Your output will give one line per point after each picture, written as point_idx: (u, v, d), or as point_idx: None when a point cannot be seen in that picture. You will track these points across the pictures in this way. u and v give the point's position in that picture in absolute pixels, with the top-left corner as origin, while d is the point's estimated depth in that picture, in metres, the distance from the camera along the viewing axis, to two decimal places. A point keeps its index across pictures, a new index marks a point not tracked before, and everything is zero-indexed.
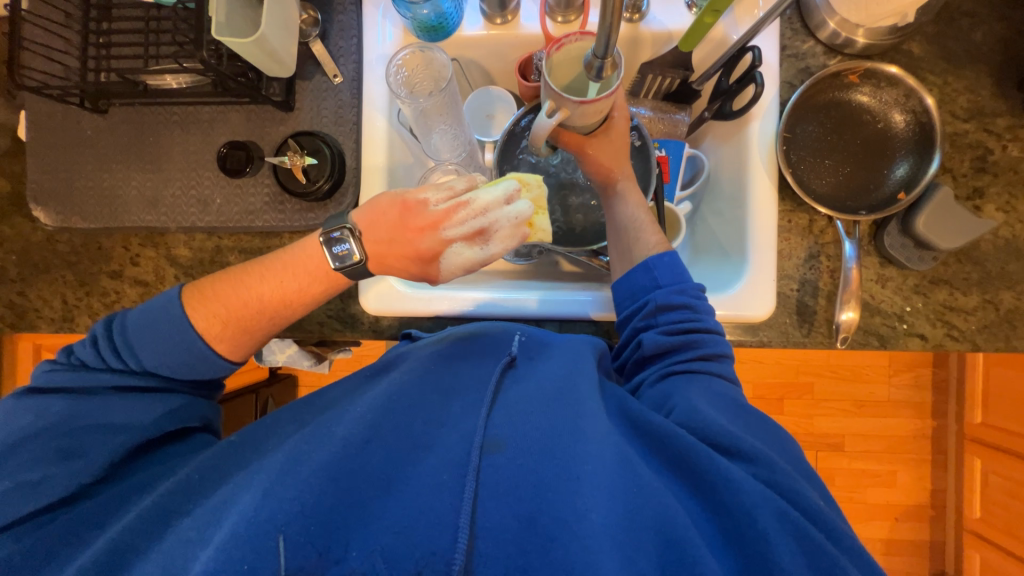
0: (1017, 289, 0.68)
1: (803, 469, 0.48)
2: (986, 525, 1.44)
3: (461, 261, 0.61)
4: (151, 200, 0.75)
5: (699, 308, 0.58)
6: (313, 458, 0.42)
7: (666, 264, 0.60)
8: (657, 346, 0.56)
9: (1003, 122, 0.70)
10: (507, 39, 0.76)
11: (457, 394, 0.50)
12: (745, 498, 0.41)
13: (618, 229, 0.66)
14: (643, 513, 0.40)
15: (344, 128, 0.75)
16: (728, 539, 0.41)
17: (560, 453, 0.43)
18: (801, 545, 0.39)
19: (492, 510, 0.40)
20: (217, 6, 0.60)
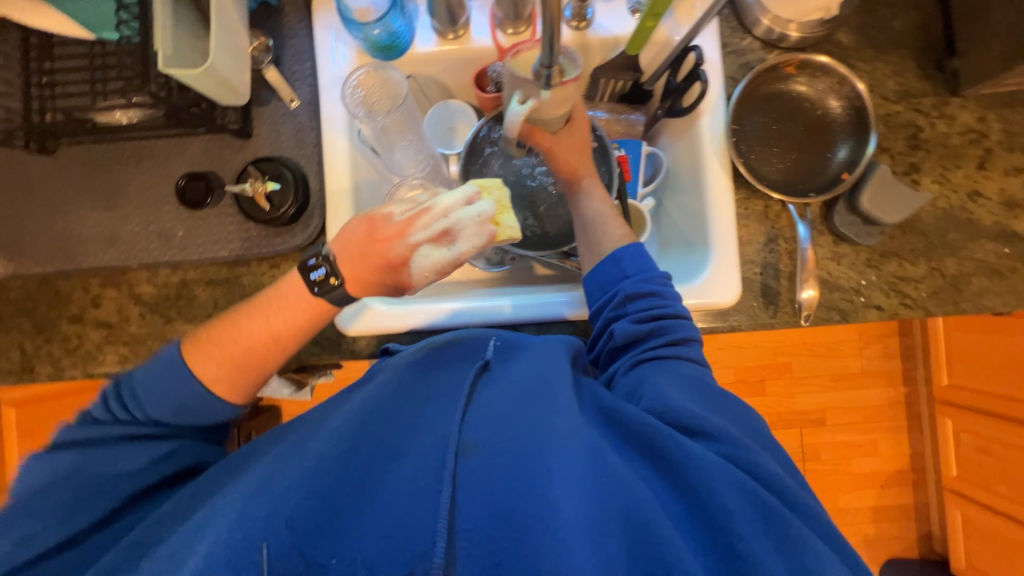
0: (959, 254, 0.72)
1: (764, 442, 0.51)
2: (962, 482, 1.48)
3: (429, 267, 0.60)
4: (110, 238, 0.73)
5: (666, 294, 0.59)
6: (288, 475, 0.43)
7: (632, 255, 0.62)
8: (626, 334, 0.57)
9: (929, 101, 0.75)
10: (460, 54, 0.77)
11: (433, 399, 0.50)
12: (707, 474, 0.43)
13: (582, 224, 0.67)
14: (613, 499, 0.42)
15: (305, 151, 0.75)
16: (693, 515, 0.42)
17: (534, 449, 0.44)
18: (759, 514, 0.41)
19: (469, 510, 0.41)
20: (163, 40, 0.59)
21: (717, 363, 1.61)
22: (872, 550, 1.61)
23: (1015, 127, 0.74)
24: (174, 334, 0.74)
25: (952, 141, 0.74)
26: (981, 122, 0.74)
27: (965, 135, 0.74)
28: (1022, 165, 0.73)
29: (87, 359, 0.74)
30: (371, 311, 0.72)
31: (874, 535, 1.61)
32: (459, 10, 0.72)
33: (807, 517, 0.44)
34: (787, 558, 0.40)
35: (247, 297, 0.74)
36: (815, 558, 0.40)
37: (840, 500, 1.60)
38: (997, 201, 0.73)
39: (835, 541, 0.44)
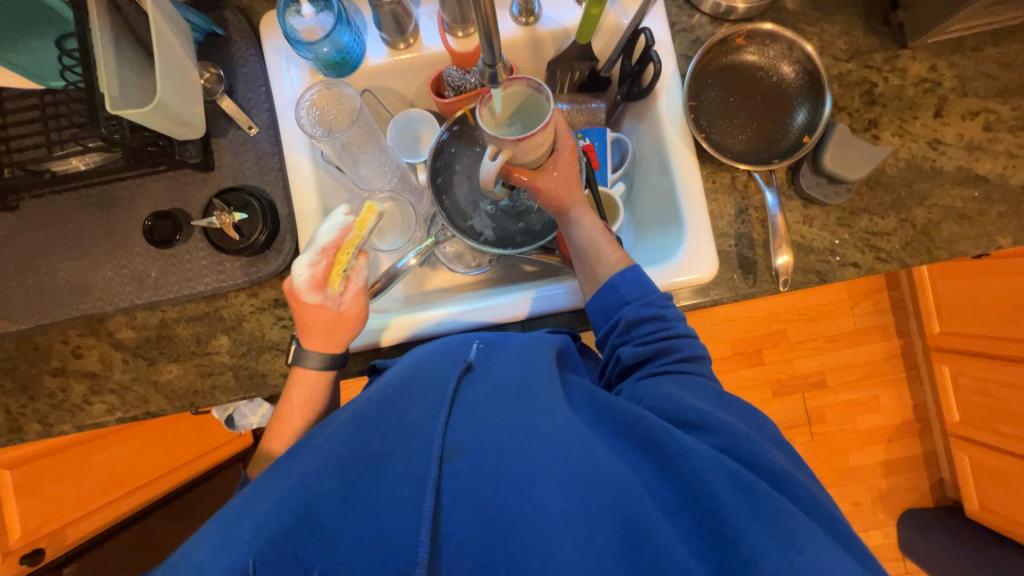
0: (927, 204, 0.73)
1: (763, 431, 0.51)
2: (967, 426, 1.49)
3: (301, 265, 0.61)
4: (82, 287, 0.72)
5: (668, 316, 0.59)
6: (266, 499, 0.42)
7: (630, 279, 0.61)
8: (634, 357, 0.57)
9: (880, 56, 0.76)
10: (414, 62, 0.77)
11: (414, 404, 0.50)
12: (697, 464, 0.42)
13: (579, 252, 0.67)
14: (601, 494, 0.42)
15: (270, 176, 0.74)
16: (682, 503, 0.42)
17: (516, 450, 0.44)
18: (753, 502, 0.40)
19: (454, 513, 0.41)
20: (108, 82, 0.59)
21: (714, 339, 1.62)
22: (887, 504, 1.62)
23: (966, 72, 0.75)
24: (160, 376, 0.74)
25: (907, 93, 0.75)
26: (932, 71, 0.75)
27: (919, 85, 0.75)
28: (977, 109, 0.74)
29: (75, 412, 0.73)
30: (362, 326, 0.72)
31: (887, 489, 1.62)
32: (406, 19, 0.72)
33: (795, 491, 0.43)
34: (779, 543, 0.39)
35: (229, 329, 0.74)
36: (812, 548, 0.39)
37: (850, 458, 1.62)
38: (958, 146, 0.74)
39: (828, 517, 0.44)
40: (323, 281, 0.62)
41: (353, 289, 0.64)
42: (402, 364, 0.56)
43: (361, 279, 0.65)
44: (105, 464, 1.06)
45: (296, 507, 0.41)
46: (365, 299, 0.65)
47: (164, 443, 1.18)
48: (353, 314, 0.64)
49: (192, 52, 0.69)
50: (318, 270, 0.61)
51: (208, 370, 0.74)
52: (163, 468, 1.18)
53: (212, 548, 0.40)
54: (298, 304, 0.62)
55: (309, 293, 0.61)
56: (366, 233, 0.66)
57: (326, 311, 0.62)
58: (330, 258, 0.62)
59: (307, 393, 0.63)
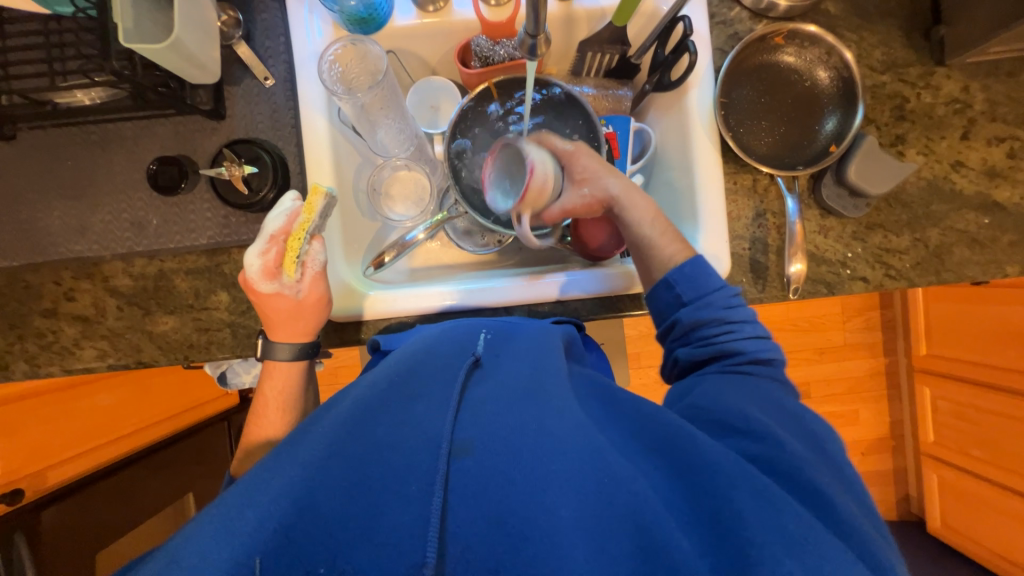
0: (941, 225, 0.73)
1: (812, 446, 0.45)
2: (940, 446, 1.54)
3: (252, 255, 0.60)
4: (78, 228, 0.70)
5: (733, 318, 0.56)
6: (273, 485, 0.38)
7: (687, 275, 0.59)
8: (692, 358, 0.56)
9: (915, 71, 0.75)
10: (441, 27, 0.74)
11: (422, 398, 0.46)
12: (721, 475, 0.39)
13: (634, 246, 0.64)
14: (616, 504, 0.38)
15: (283, 132, 0.72)
16: (701, 518, 0.38)
17: (529, 453, 0.40)
18: (780, 520, 0.37)
19: (461, 513, 0.37)
20: (122, 13, 0.55)
21: None
22: None
23: (998, 96, 0.74)
24: (155, 326, 0.72)
25: (937, 112, 0.75)
26: (965, 92, 0.74)
27: (950, 105, 0.75)
28: (1003, 135, 0.74)
29: (64, 355, 0.72)
30: (358, 299, 0.70)
31: None
32: None
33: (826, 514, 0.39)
34: (807, 568, 0.34)
35: (230, 286, 0.72)
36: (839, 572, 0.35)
37: None
38: (979, 171, 0.74)
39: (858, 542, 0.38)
40: (276, 269, 0.61)
41: (310, 276, 0.63)
42: (406, 348, 0.54)
43: (318, 264, 0.63)
44: (90, 411, 1.05)
45: (295, 491, 0.37)
46: (325, 284, 0.64)
47: (147, 396, 1.18)
48: (313, 300, 0.63)
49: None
50: (269, 259, 0.61)
51: (205, 326, 0.72)
52: (143, 421, 1.17)
53: (209, 534, 0.36)
54: (256, 294, 0.62)
55: (263, 282, 0.61)
56: (318, 216, 0.62)
57: (283, 299, 0.61)
58: (280, 246, 0.61)
59: (279, 385, 0.63)
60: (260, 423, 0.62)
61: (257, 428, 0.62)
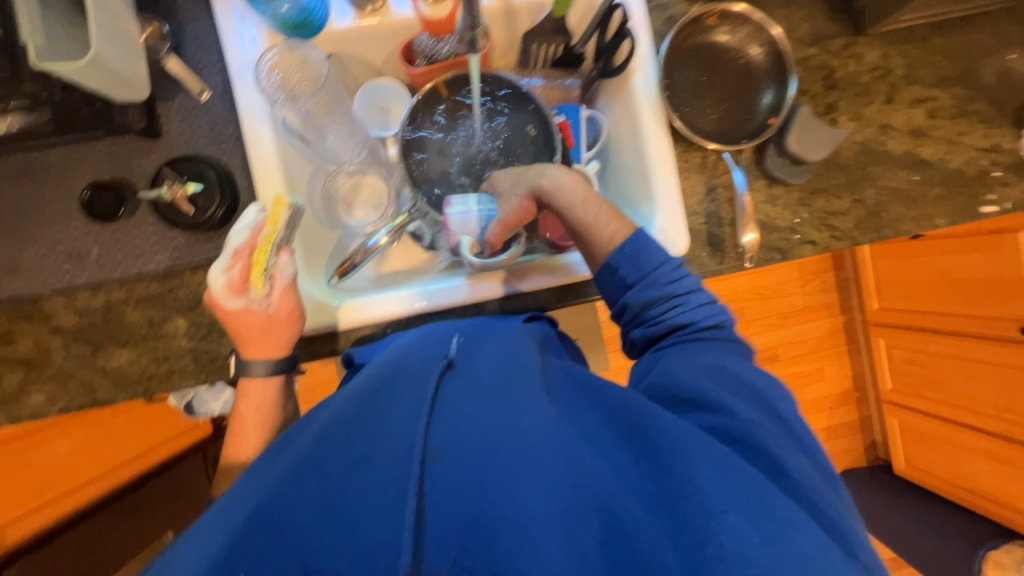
0: (876, 185, 0.78)
1: (767, 409, 0.46)
2: (898, 392, 1.65)
3: (215, 271, 0.58)
4: (11, 265, 0.65)
5: (682, 294, 0.55)
6: (242, 506, 0.38)
7: (628, 257, 0.56)
8: (646, 338, 0.56)
9: (839, 42, 0.79)
10: (381, 27, 0.73)
11: (398, 407, 0.45)
12: (683, 450, 0.40)
13: (574, 235, 0.61)
14: (586, 490, 0.38)
15: (226, 146, 0.69)
16: (664, 497, 0.38)
17: (500, 450, 0.40)
18: (736, 488, 0.38)
19: (436, 519, 0.37)
20: (32, 30, 0.52)
21: None
22: None
23: (914, 61, 0.80)
24: (108, 361, 0.68)
25: (863, 80, 0.79)
26: (885, 58, 0.80)
27: (873, 72, 0.79)
28: (922, 96, 0.80)
29: (9, 402, 0.67)
30: (329, 311, 0.68)
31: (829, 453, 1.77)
32: None
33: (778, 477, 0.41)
34: (762, 534, 0.35)
35: (187, 310, 0.69)
36: (794, 533, 0.36)
37: None
38: (904, 131, 0.79)
39: (805, 497, 0.41)
40: (242, 285, 0.59)
41: (280, 288, 0.61)
42: (381, 359, 0.53)
43: (287, 275, 0.62)
44: (47, 459, 0.98)
45: (268, 511, 0.37)
46: (295, 295, 0.62)
47: (112, 437, 1.11)
48: (284, 313, 0.61)
49: (130, 2, 0.62)
50: (234, 274, 0.58)
51: (164, 355, 0.68)
52: (107, 467, 1.10)
53: (183, 569, 0.35)
54: (223, 312, 0.59)
55: (230, 299, 0.58)
56: (283, 227, 0.60)
57: (253, 315, 0.59)
58: (246, 261, 0.59)
59: (255, 401, 0.62)
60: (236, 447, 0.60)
61: (235, 447, 0.61)
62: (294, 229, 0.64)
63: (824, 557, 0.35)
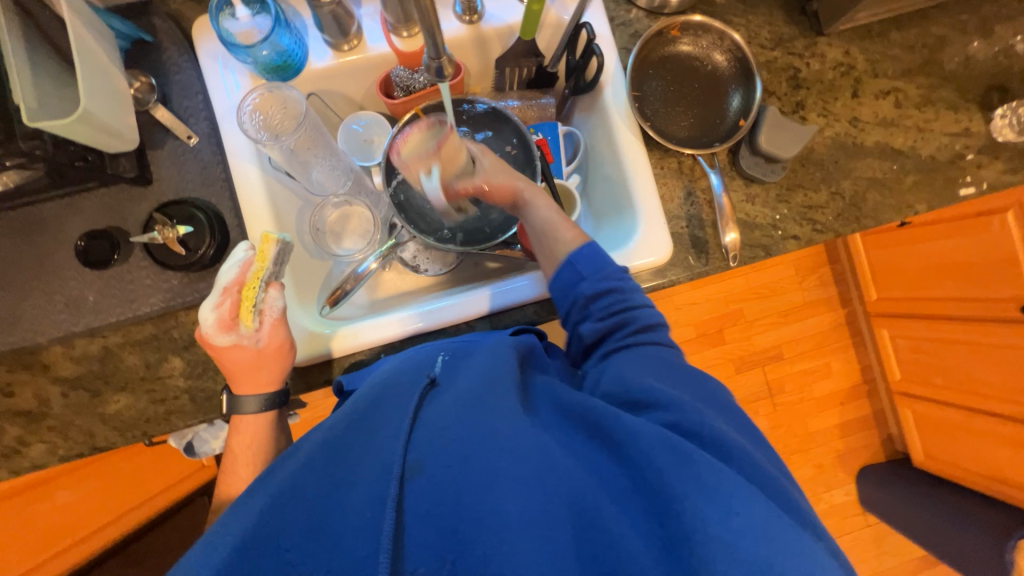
0: (852, 177, 0.80)
1: (713, 402, 0.48)
2: (907, 382, 1.63)
3: (206, 310, 0.59)
4: (9, 318, 0.67)
5: (625, 288, 0.57)
6: (224, 538, 0.37)
7: (586, 256, 0.58)
8: (595, 333, 0.56)
9: (800, 43, 0.82)
10: (358, 64, 0.76)
11: (381, 428, 0.45)
12: (644, 445, 0.40)
13: (536, 236, 0.63)
14: (558, 491, 0.39)
15: (215, 187, 0.71)
16: (634, 486, 0.40)
17: (473, 459, 0.41)
18: (699, 476, 0.38)
19: (416, 532, 0.38)
20: (24, 93, 0.55)
21: (677, 323, 1.68)
22: (846, 463, 1.73)
23: (875, 55, 0.82)
24: (106, 407, 0.68)
25: (827, 77, 0.82)
26: (846, 56, 0.82)
27: (837, 69, 0.82)
28: (888, 88, 0.82)
29: (10, 455, 0.67)
30: (322, 340, 0.69)
31: (845, 449, 1.73)
32: (347, 20, 0.71)
33: (742, 465, 0.41)
34: (725, 519, 0.36)
35: (182, 350, 0.70)
36: (751, 508, 0.36)
37: (811, 424, 1.72)
38: (874, 123, 0.81)
39: (764, 479, 0.41)
40: (232, 321, 0.60)
41: (269, 323, 0.61)
42: (366, 386, 0.53)
43: (276, 309, 0.62)
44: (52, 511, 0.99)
45: (249, 541, 0.37)
46: (285, 328, 0.63)
47: (121, 484, 1.10)
48: (275, 347, 0.62)
49: (117, 59, 0.65)
50: (224, 311, 0.60)
51: (162, 396, 0.69)
52: (113, 513, 1.10)
53: None
54: (213, 349, 0.60)
55: (219, 335, 0.59)
56: (271, 263, 0.62)
57: (243, 350, 0.59)
58: (235, 297, 0.60)
59: (248, 437, 0.61)
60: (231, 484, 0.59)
61: (227, 487, 0.59)
62: (283, 265, 0.66)
63: (780, 532, 0.36)
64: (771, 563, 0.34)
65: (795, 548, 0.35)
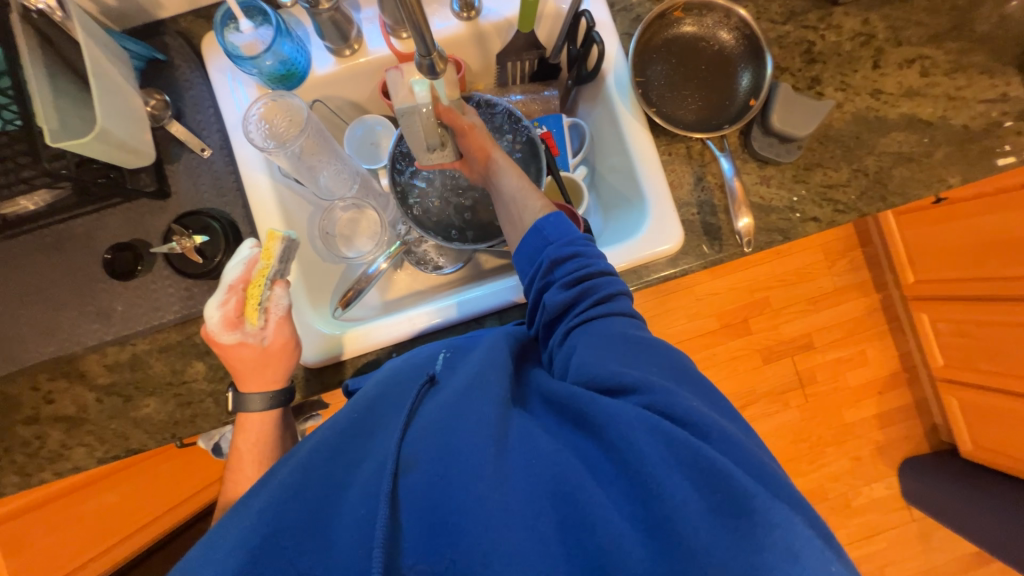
0: (876, 152, 0.75)
1: (682, 377, 0.46)
2: (951, 368, 1.53)
3: (211, 308, 0.61)
4: (48, 330, 0.71)
5: (589, 254, 0.55)
6: (228, 537, 0.38)
7: (553, 223, 0.57)
8: (558, 302, 0.53)
9: (814, 15, 0.78)
10: (360, 68, 0.77)
11: (383, 427, 0.47)
12: (622, 427, 0.40)
13: (504, 203, 0.65)
14: (544, 478, 0.39)
15: (228, 197, 0.74)
16: (617, 470, 0.39)
17: (458, 448, 0.41)
18: (680, 455, 0.38)
19: (407, 524, 0.38)
20: (46, 116, 0.58)
21: (699, 314, 1.63)
22: (886, 455, 1.64)
23: (898, 22, 0.78)
24: (138, 411, 0.72)
25: (845, 49, 0.77)
26: (866, 25, 0.78)
27: (855, 39, 0.78)
28: (913, 56, 0.77)
29: (54, 458, 0.71)
30: (335, 341, 0.71)
31: (885, 441, 1.65)
32: (347, 25, 0.73)
33: (728, 449, 0.40)
34: (710, 497, 0.37)
35: (205, 355, 0.72)
36: (734, 482, 0.36)
37: (845, 415, 1.65)
38: (898, 94, 0.76)
39: (754, 461, 0.40)
40: (238, 318, 0.62)
41: (274, 321, 0.63)
42: (372, 383, 0.54)
43: (281, 308, 0.64)
44: (96, 511, 1.05)
45: (247, 541, 0.37)
46: (290, 327, 0.65)
47: (157, 487, 1.16)
48: (279, 344, 0.64)
49: (132, 79, 0.68)
50: (230, 309, 0.61)
51: (188, 399, 0.72)
52: (153, 513, 1.14)
53: None
54: (220, 347, 0.62)
55: (224, 333, 0.61)
56: (277, 261, 0.63)
57: (248, 347, 0.61)
58: (240, 294, 0.62)
59: (254, 436, 0.62)
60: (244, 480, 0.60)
61: (234, 484, 0.61)
62: (289, 263, 0.67)
63: (761, 503, 0.36)
64: (755, 537, 0.35)
65: (779, 523, 0.35)
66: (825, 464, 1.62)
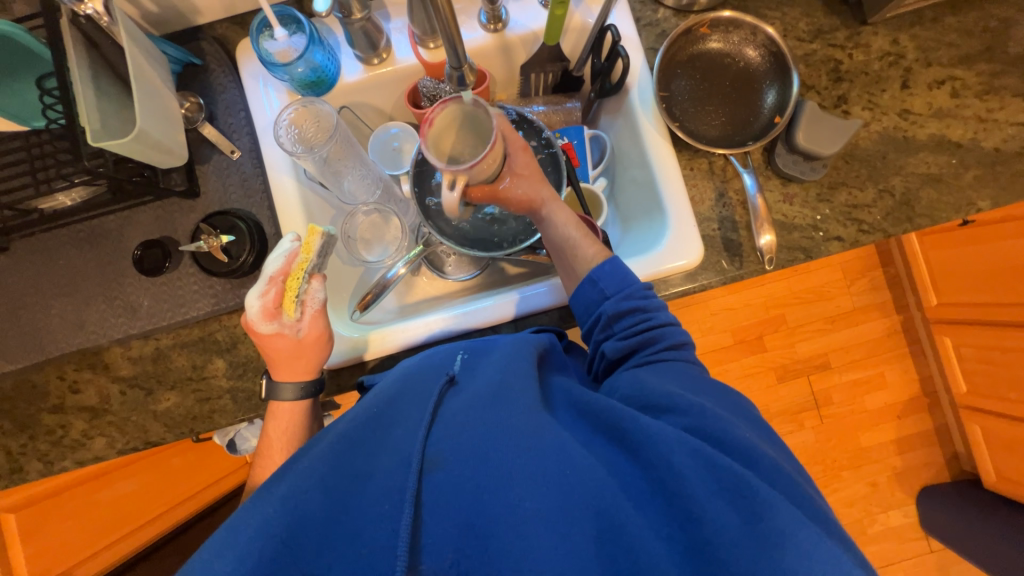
0: (904, 173, 0.74)
1: (732, 406, 0.46)
2: (974, 395, 1.49)
3: (253, 297, 0.62)
4: (77, 323, 0.73)
5: (649, 307, 0.56)
6: (246, 528, 0.38)
7: (608, 273, 0.57)
8: (619, 352, 0.54)
9: (842, 34, 0.78)
10: (387, 76, 0.79)
11: (400, 423, 0.47)
12: (662, 447, 0.39)
13: (556, 249, 0.65)
14: (577, 492, 0.39)
15: (255, 198, 0.75)
16: (654, 489, 0.39)
17: (492, 453, 0.41)
18: (717, 477, 0.38)
19: (433, 524, 0.38)
20: (89, 115, 0.60)
21: (713, 329, 1.61)
22: (905, 482, 1.59)
23: (927, 43, 0.77)
24: (158, 405, 0.73)
25: (873, 68, 0.77)
26: (895, 44, 0.77)
27: (884, 59, 0.77)
28: (942, 77, 0.76)
29: (75, 447, 0.73)
30: (356, 343, 0.71)
31: (903, 468, 1.60)
32: (377, 34, 0.74)
33: (766, 471, 0.40)
34: (744, 521, 0.36)
35: (224, 352, 0.74)
36: (772, 514, 0.36)
37: (862, 439, 1.60)
38: (927, 115, 0.75)
39: (789, 485, 0.39)
40: (276, 310, 0.62)
41: (310, 314, 0.64)
42: (389, 379, 0.54)
43: (317, 302, 0.65)
44: (112, 500, 1.07)
45: (269, 536, 0.37)
46: (324, 319, 0.65)
47: (169, 478, 1.19)
48: (312, 338, 0.64)
49: (170, 82, 0.71)
50: (269, 299, 0.62)
51: (206, 395, 0.73)
52: (167, 503, 1.18)
53: None
54: (258, 336, 0.63)
55: (263, 323, 0.62)
56: (316, 255, 0.64)
57: (284, 338, 0.62)
58: (280, 286, 0.63)
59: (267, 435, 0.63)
60: (259, 476, 0.60)
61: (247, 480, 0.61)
62: (326, 258, 0.68)
63: (802, 535, 0.35)
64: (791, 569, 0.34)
65: (810, 558, 0.35)
66: (840, 488, 1.58)
